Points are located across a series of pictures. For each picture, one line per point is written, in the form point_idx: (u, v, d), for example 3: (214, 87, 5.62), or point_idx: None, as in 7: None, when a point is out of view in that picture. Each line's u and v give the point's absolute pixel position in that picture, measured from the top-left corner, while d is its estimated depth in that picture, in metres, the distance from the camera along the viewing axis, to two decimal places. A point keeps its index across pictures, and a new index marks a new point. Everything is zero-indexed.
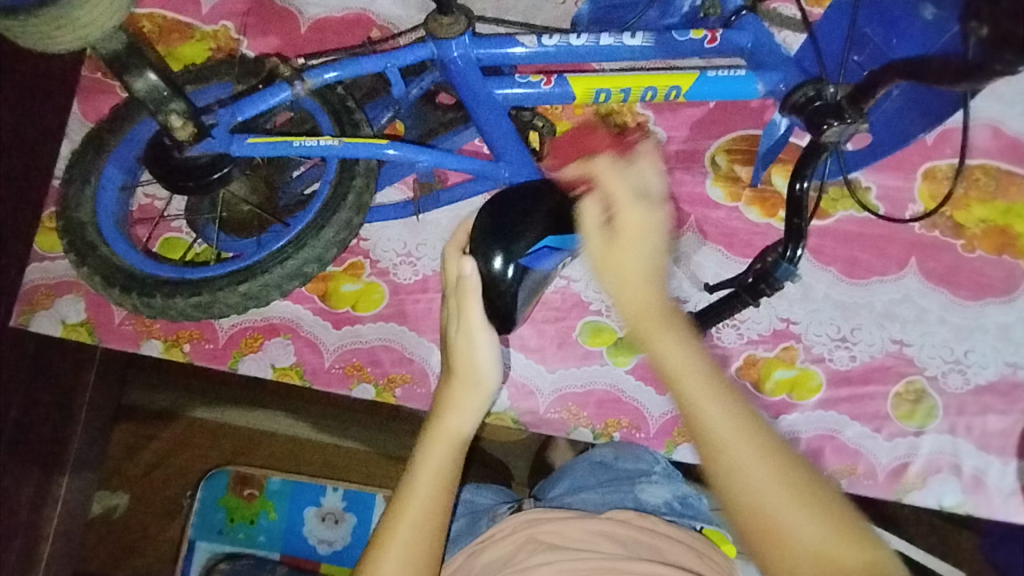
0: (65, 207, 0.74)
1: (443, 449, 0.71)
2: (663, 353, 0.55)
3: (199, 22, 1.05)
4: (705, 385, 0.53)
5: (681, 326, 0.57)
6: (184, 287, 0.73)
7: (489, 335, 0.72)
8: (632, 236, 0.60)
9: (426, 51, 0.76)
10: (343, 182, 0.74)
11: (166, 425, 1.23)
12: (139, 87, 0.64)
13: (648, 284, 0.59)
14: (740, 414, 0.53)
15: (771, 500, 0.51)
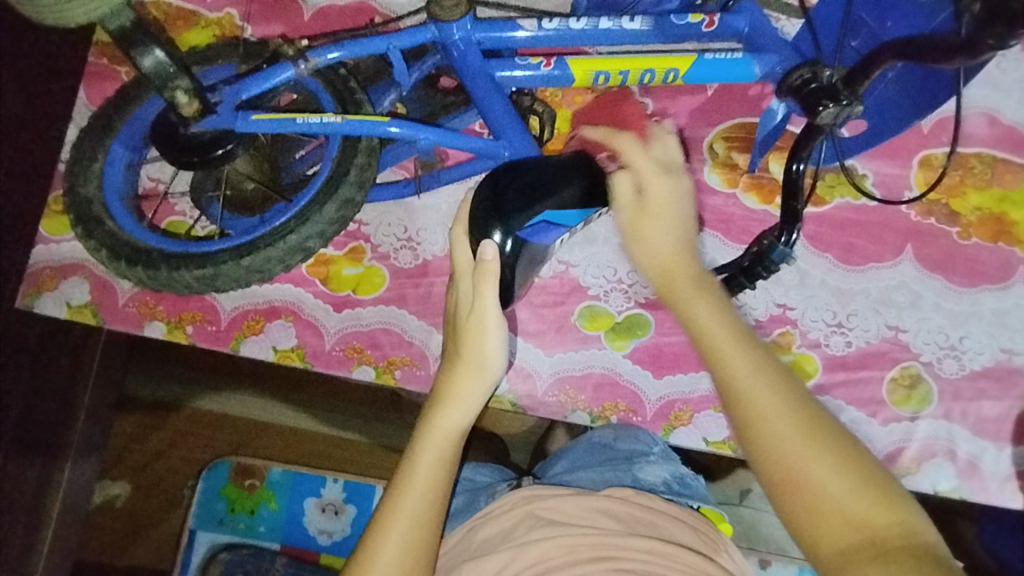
0: (73, 183, 0.75)
1: (440, 439, 0.73)
2: (700, 319, 0.60)
3: (204, 9, 1.07)
4: (741, 344, 0.58)
5: (710, 287, 0.62)
6: (189, 261, 0.74)
7: (500, 324, 0.78)
8: (659, 207, 0.67)
9: (428, 34, 0.78)
10: (345, 160, 0.75)
11: (168, 412, 1.24)
12: (147, 63, 0.65)
13: (676, 253, 0.64)
14: (769, 365, 0.57)
15: (790, 433, 0.54)
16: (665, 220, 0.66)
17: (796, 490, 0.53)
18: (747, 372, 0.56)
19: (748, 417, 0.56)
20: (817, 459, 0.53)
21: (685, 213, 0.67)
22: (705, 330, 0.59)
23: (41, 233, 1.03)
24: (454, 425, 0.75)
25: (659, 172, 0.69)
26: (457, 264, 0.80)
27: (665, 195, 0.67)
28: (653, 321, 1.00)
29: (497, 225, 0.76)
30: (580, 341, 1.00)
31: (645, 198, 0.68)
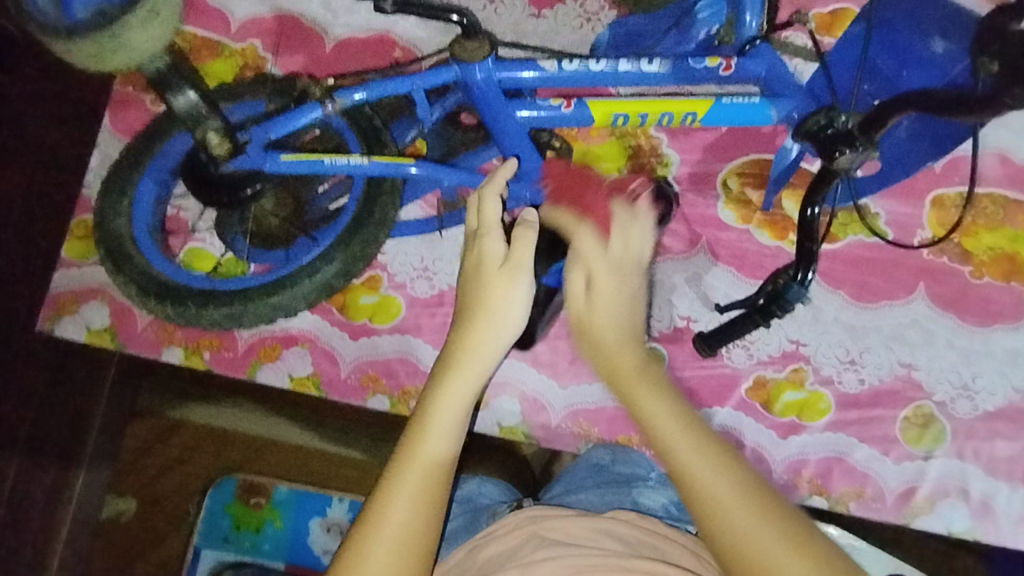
0: (102, 219, 0.76)
1: (444, 421, 0.64)
2: (645, 406, 0.61)
3: (228, 40, 1.09)
4: (683, 429, 0.58)
5: (654, 378, 0.63)
6: (217, 298, 0.74)
7: (528, 279, 0.70)
8: (608, 297, 0.68)
9: (450, 73, 0.80)
10: (369, 198, 0.76)
11: (172, 430, 1.20)
12: (180, 104, 0.67)
13: (618, 337, 0.66)
14: (709, 442, 0.57)
15: (726, 511, 0.54)
16: (612, 299, 0.68)
17: None
18: (688, 456, 0.56)
19: (696, 496, 0.55)
20: (758, 531, 0.52)
21: (636, 299, 0.69)
22: (649, 414, 0.60)
23: (61, 256, 1.05)
24: (450, 420, 0.64)
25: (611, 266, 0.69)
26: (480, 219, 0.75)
27: (610, 277, 0.69)
28: (666, 355, 1.01)
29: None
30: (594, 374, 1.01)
31: (594, 289, 0.68)
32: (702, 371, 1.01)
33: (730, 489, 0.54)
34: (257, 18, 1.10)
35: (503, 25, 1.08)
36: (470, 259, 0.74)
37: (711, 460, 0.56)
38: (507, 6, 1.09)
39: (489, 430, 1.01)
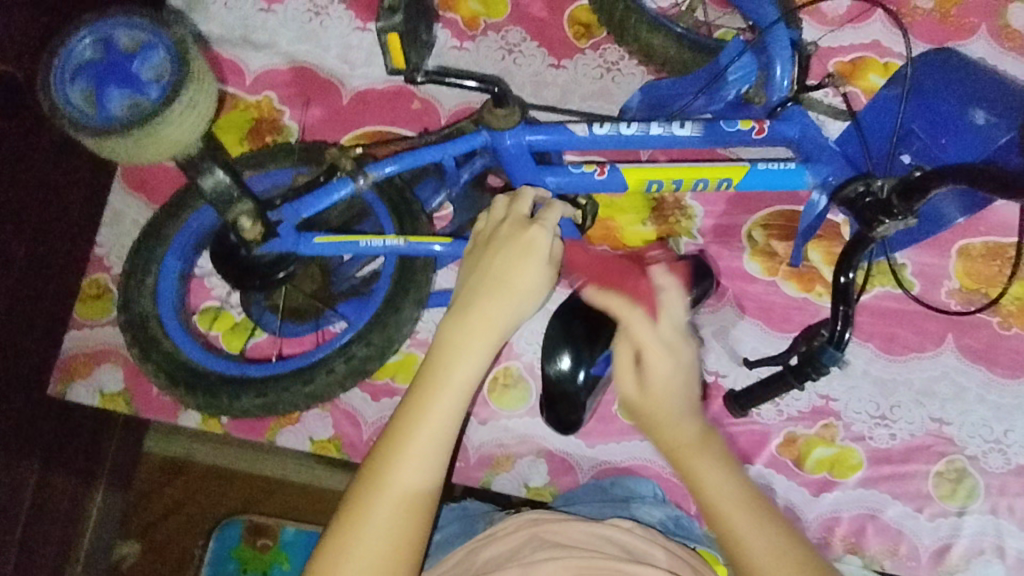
0: (126, 301, 0.73)
1: (427, 438, 0.63)
2: (707, 489, 0.65)
3: (242, 92, 1.08)
4: (741, 518, 0.64)
5: (714, 453, 0.66)
6: (249, 386, 0.72)
7: (544, 271, 0.68)
8: (663, 388, 0.65)
9: (480, 139, 0.79)
10: (403, 278, 0.73)
11: (177, 471, 1.17)
12: (208, 184, 0.64)
13: (679, 421, 0.66)
14: (759, 520, 0.64)
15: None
16: (669, 388, 0.65)
17: None
18: (743, 534, 0.64)
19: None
20: None
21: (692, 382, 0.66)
22: (708, 496, 0.65)
23: (74, 316, 1.02)
24: (433, 441, 0.63)
25: (665, 346, 0.65)
26: (509, 210, 0.72)
27: (666, 363, 0.65)
28: None
29: (567, 352, 0.75)
30: (622, 433, 0.99)
31: (645, 374, 0.65)
32: (732, 428, 0.99)
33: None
34: (272, 71, 1.08)
35: (522, 76, 1.07)
36: (494, 232, 0.70)
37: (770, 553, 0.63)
38: (527, 56, 1.08)
39: (515, 492, 0.98)
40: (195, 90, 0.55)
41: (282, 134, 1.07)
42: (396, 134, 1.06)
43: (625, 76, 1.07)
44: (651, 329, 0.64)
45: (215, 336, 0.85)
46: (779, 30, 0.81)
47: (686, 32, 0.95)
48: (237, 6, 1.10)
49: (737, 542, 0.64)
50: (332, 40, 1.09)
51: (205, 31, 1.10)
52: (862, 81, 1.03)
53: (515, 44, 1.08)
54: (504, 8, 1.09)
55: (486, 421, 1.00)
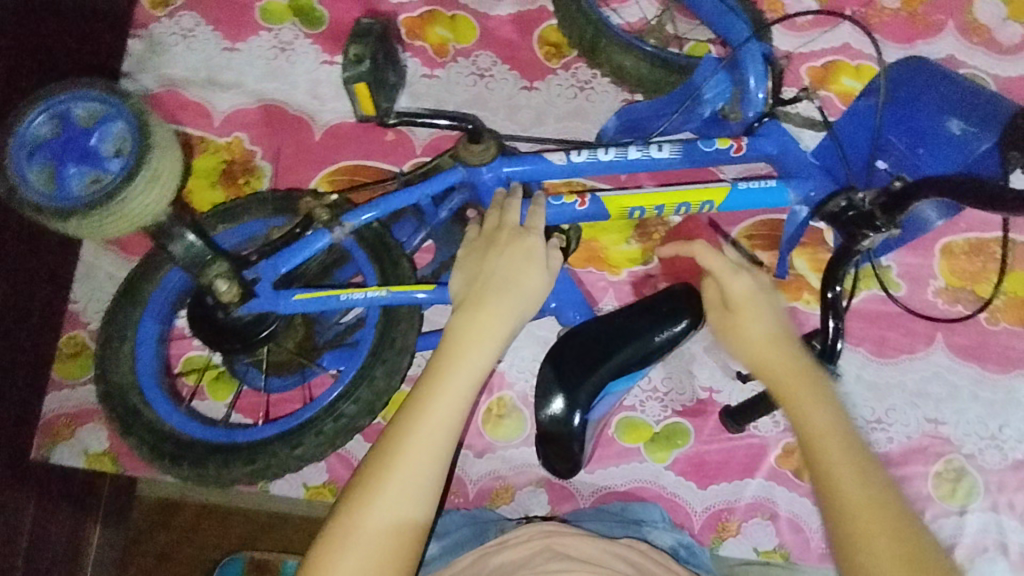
0: (104, 371, 0.72)
1: (433, 433, 0.59)
2: (802, 416, 0.63)
3: (212, 135, 1.06)
4: (833, 448, 0.61)
5: (814, 386, 0.65)
6: (238, 455, 0.70)
7: (540, 274, 0.68)
8: (743, 310, 0.68)
9: (457, 175, 0.78)
10: (388, 329, 0.72)
11: (173, 510, 1.03)
12: (177, 248, 0.62)
13: (770, 349, 0.67)
14: (848, 448, 0.61)
15: (866, 537, 0.57)
16: (752, 320, 0.68)
17: None
18: (835, 464, 0.60)
19: (836, 507, 0.59)
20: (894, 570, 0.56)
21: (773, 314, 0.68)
22: (804, 423, 0.63)
23: (52, 376, 0.99)
24: (429, 450, 0.59)
25: (741, 273, 0.70)
26: (501, 219, 0.72)
27: (747, 290, 0.69)
28: (692, 429, 0.98)
29: (560, 394, 0.70)
30: (620, 455, 0.98)
31: (728, 303, 0.69)
32: (730, 443, 0.98)
33: (865, 512, 0.58)
34: (241, 110, 1.06)
35: (495, 101, 1.06)
36: (493, 239, 0.70)
37: (858, 486, 0.59)
38: (499, 80, 1.07)
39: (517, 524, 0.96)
40: (158, 159, 0.53)
41: (255, 175, 1.04)
42: (372, 168, 1.04)
43: (599, 94, 1.06)
44: (728, 267, 0.69)
45: (203, 390, 0.85)
46: (751, 48, 0.80)
47: (655, 51, 0.94)
48: (201, 47, 1.08)
49: (821, 466, 0.61)
50: (301, 76, 1.07)
51: (171, 75, 1.07)
52: (836, 85, 1.03)
53: (486, 69, 1.07)
54: (472, 32, 1.08)
55: (482, 454, 0.98)
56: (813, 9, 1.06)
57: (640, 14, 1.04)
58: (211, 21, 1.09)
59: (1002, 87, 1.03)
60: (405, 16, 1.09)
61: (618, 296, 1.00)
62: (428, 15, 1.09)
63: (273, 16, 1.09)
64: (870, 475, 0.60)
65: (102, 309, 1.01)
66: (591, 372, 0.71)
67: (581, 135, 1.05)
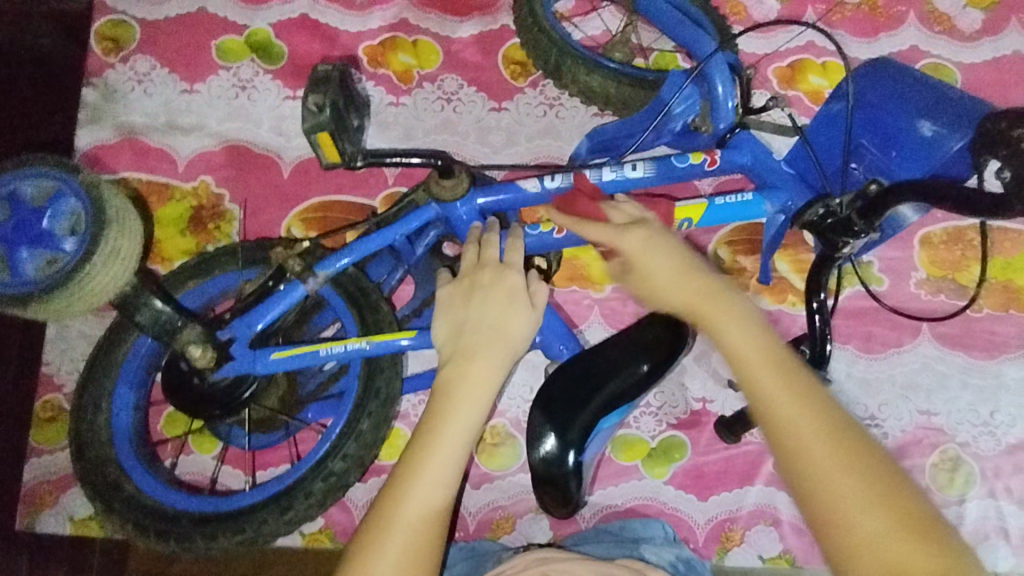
0: (82, 446, 0.72)
1: (441, 467, 0.59)
2: (727, 339, 0.62)
3: (177, 180, 1.03)
4: (772, 372, 0.60)
5: (734, 309, 0.63)
6: (225, 523, 0.70)
7: (527, 307, 0.67)
8: (642, 256, 0.68)
9: (430, 212, 0.77)
10: (371, 379, 0.71)
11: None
12: (144, 317, 0.63)
13: (684, 282, 0.66)
14: (796, 381, 0.59)
15: (825, 468, 0.56)
16: (667, 259, 0.67)
17: (812, 507, 0.56)
18: (770, 382, 0.59)
19: (768, 420, 0.59)
20: (829, 477, 0.56)
21: (673, 248, 0.68)
22: (732, 342, 0.61)
23: (29, 443, 0.95)
24: (430, 505, 0.58)
25: (627, 227, 0.70)
26: (481, 256, 0.71)
27: (639, 244, 0.69)
28: (688, 441, 0.97)
29: (552, 433, 0.70)
30: (618, 474, 0.97)
31: (630, 258, 0.69)
32: (728, 452, 0.97)
33: (820, 443, 0.57)
34: (205, 153, 1.04)
35: (465, 124, 1.04)
36: (475, 280, 0.69)
37: (808, 420, 0.57)
38: (466, 103, 1.05)
39: None
40: (115, 234, 0.54)
41: (225, 219, 1.02)
42: (343, 203, 1.02)
43: (569, 110, 1.05)
44: (620, 231, 0.70)
45: (189, 445, 0.84)
46: (717, 59, 0.80)
47: (621, 67, 0.93)
48: (158, 91, 1.06)
49: (771, 404, 0.59)
50: (264, 113, 1.05)
51: (130, 122, 1.05)
52: (803, 84, 1.03)
53: (452, 93, 1.05)
54: (436, 57, 1.07)
55: (479, 485, 0.95)
56: (774, 10, 1.06)
57: (603, 26, 1.04)
58: (166, 63, 1.07)
59: (967, 74, 1.04)
60: (365, 45, 1.07)
61: (603, 313, 0.99)
62: (389, 42, 1.07)
63: (230, 54, 1.07)
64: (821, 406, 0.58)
65: (76, 369, 0.97)
66: (581, 411, 0.71)
67: (554, 153, 1.03)
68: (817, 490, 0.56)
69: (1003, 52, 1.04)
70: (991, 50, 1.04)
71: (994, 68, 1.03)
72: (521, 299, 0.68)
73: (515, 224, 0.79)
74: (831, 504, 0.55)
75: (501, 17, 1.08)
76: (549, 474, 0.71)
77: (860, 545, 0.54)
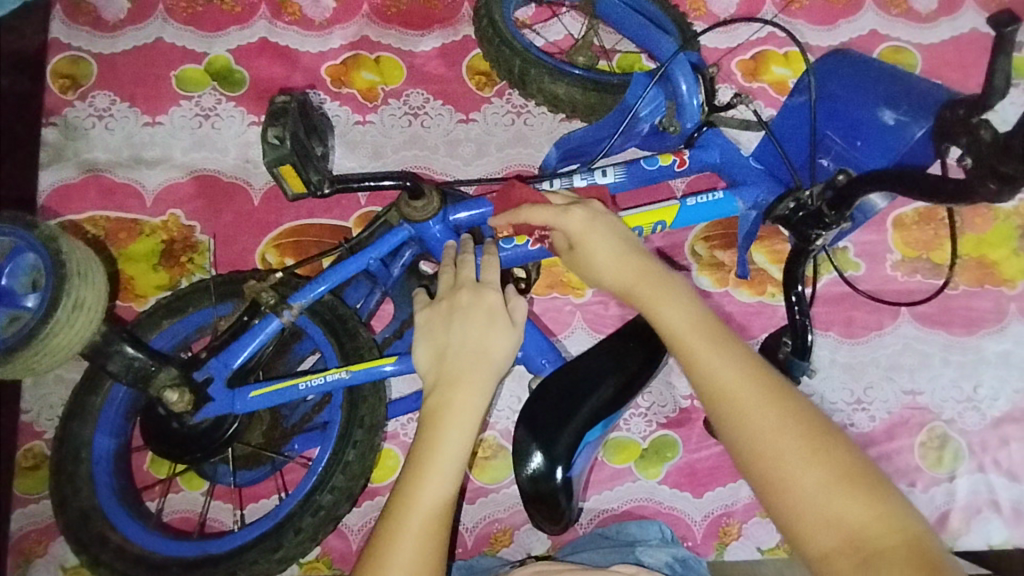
0: (63, 499, 0.71)
1: (432, 496, 0.58)
2: (666, 319, 0.64)
3: (146, 216, 1.01)
4: (704, 342, 0.62)
5: (675, 287, 0.66)
6: (216, 566, 0.69)
7: (506, 327, 0.67)
8: (586, 239, 0.70)
9: (403, 233, 0.76)
10: (354, 408, 0.71)
11: None
12: (116, 366, 0.63)
13: (625, 266, 0.68)
14: (728, 351, 0.61)
15: (751, 426, 0.57)
16: (604, 244, 0.69)
17: (751, 465, 0.57)
18: (703, 356, 0.61)
19: (708, 385, 0.60)
20: (763, 433, 0.57)
21: (612, 230, 0.69)
22: (669, 322, 0.64)
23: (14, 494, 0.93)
24: (425, 535, 0.57)
25: (567, 210, 0.70)
26: (456, 277, 0.71)
27: (582, 226, 0.70)
28: (679, 440, 0.97)
29: (539, 449, 0.69)
30: (612, 477, 0.97)
31: (573, 243, 0.70)
32: (719, 448, 0.97)
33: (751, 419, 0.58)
34: (173, 186, 1.02)
35: (434, 138, 1.04)
36: (453, 302, 0.69)
37: (732, 383, 0.59)
38: (433, 117, 1.04)
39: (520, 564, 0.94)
40: (77, 285, 0.54)
41: (197, 250, 1.00)
42: (317, 226, 1.01)
43: (536, 117, 1.04)
44: (562, 212, 0.70)
45: (176, 483, 0.83)
46: (680, 59, 0.80)
47: (585, 73, 0.93)
48: (120, 125, 1.04)
49: (702, 372, 0.61)
50: (229, 141, 1.04)
51: (93, 159, 1.03)
52: (767, 75, 1.03)
53: (419, 107, 1.05)
54: (399, 72, 1.06)
55: (474, 500, 0.95)
56: (733, 4, 1.06)
57: (565, 31, 1.04)
58: (126, 97, 1.05)
59: (927, 55, 1.05)
60: (328, 66, 1.06)
61: (586, 318, 0.99)
62: (351, 61, 1.06)
63: (190, 84, 1.05)
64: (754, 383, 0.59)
65: (56, 415, 0.96)
66: (565, 426, 0.70)
67: (525, 161, 1.03)
68: (752, 458, 0.57)
69: (961, 31, 1.05)
70: (949, 30, 1.05)
71: (953, 47, 1.05)
72: (499, 319, 0.67)
73: (489, 239, 0.78)
74: (765, 457, 0.56)
75: (462, 28, 1.07)
76: (537, 491, 0.70)
77: (793, 493, 0.55)
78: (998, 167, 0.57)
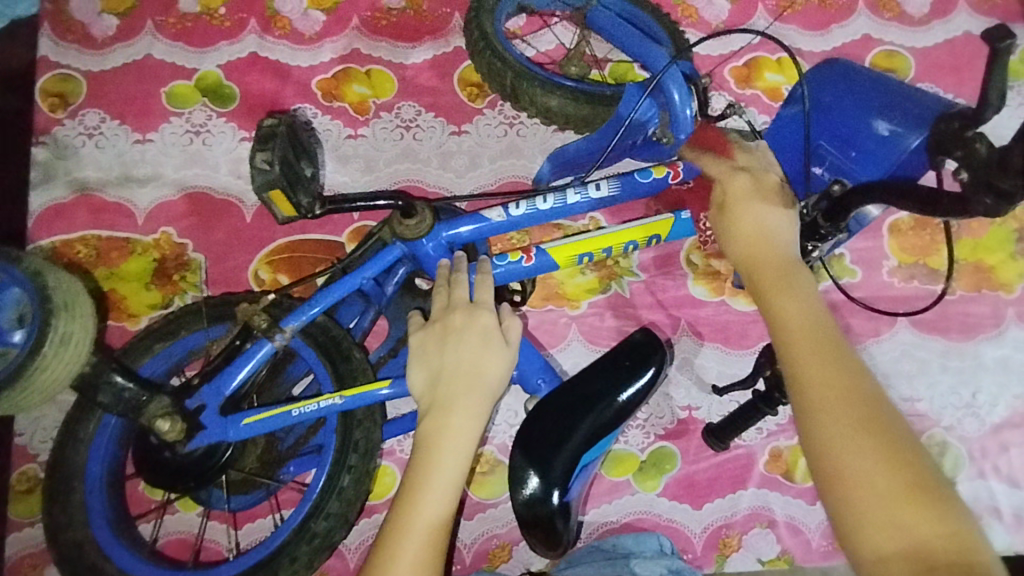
0: (55, 530, 0.70)
1: (428, 524, 0.58)
2: (783, 308, 0.61)
3: (137, 234, 1.00)
4: (818, 340, 0.58)
5: (797, 282, 0.63)
6: None
7: (501, 349, 0.67)
8: (739, 209, 0.69)
9: (397, 251, 0.75)
10: (348, 432, 0.70)
11: None
12: (106, 398, 0.62)
13: (757, 247, 0.66)
14: (835, 356, 0.57)
15: (843, 432, 0.54)
16: (747, 218, 0.68)
17: (830, 475, 0.53)
18: (804, 352, 0.58)
19: (797, 382, 0.57)
20: (848, 444, 0.53)
21: (768, 209, 0.68)
22: (785, 314, 0.61)
23: (8, 518, 0.92)
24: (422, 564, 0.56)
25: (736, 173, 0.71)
26: (450, 297, 0.70)
27: (742, 193, 0.70)
28: (678, 452, 0.97)
29: (535, 472, 0.70)
30: (611, 490, 0.96)
31: (724, 212, 0.70)
32: (718, 459, 0.97)
33: (844, 402, 0.55)
34: (164, 204, 1.01)
35: (427, 150, 1.03)
36: (447, 324, 0.68)
37: (834, 387, 0.55)
38: (426, 129, 1.04)
39: None
40: (66, 317, 0.54)
41: (190, 269, 0.99)
42: (310, 242, 1.00)
43: (529, 128, 1.04)
44: (730, 175, 0.71)
45: (171, 507, 0.82)
46: (672, 71, 0.78)
47: (576, 84, 0.93)
48: (110, 143, 1.03)
49: (800, 368, 0.57)
50: (220, 157, 1.03)
51: (83, 178, 1.02)
52: (760, 82, 1.03)
53: (411, 120, 1.04)
54: (390, 85, 1.05)
55: (472, 516, 0.94)
56: (725, 11, 1.06)
57: (556, 40, 1.03)
58: (116, 114, 1.04)
59: (920, 58, 1.04)
60: (319, 79, 1.05)
61: (582, 330, 0.98)
62: (342, 74, 1.05)
63: (180, 100, 1.05)
64: (852, 374, 0.56)
65: (49, 438, 0.95)
66: (561, 448, 0.70)
67: (518, 173, 1.02)
68: (832, 444, 0.54)
69: (954, 34, 1.04)
70: (942, 33, 1.05)
71: (946, 51, 1.04)
72: (494, 341, 0.67)
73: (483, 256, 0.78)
74: (844, 469, 0.53)
75: (453, 39, 1.07)
76: (535, 515, 0.70)
77: (864, 507, 0.51)
78: (996, 182, 0.57)
